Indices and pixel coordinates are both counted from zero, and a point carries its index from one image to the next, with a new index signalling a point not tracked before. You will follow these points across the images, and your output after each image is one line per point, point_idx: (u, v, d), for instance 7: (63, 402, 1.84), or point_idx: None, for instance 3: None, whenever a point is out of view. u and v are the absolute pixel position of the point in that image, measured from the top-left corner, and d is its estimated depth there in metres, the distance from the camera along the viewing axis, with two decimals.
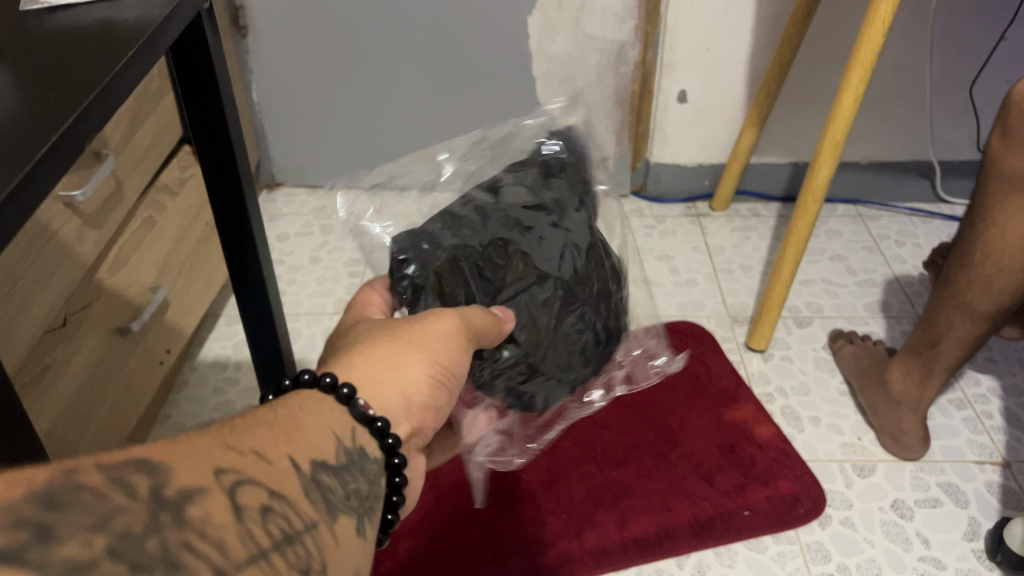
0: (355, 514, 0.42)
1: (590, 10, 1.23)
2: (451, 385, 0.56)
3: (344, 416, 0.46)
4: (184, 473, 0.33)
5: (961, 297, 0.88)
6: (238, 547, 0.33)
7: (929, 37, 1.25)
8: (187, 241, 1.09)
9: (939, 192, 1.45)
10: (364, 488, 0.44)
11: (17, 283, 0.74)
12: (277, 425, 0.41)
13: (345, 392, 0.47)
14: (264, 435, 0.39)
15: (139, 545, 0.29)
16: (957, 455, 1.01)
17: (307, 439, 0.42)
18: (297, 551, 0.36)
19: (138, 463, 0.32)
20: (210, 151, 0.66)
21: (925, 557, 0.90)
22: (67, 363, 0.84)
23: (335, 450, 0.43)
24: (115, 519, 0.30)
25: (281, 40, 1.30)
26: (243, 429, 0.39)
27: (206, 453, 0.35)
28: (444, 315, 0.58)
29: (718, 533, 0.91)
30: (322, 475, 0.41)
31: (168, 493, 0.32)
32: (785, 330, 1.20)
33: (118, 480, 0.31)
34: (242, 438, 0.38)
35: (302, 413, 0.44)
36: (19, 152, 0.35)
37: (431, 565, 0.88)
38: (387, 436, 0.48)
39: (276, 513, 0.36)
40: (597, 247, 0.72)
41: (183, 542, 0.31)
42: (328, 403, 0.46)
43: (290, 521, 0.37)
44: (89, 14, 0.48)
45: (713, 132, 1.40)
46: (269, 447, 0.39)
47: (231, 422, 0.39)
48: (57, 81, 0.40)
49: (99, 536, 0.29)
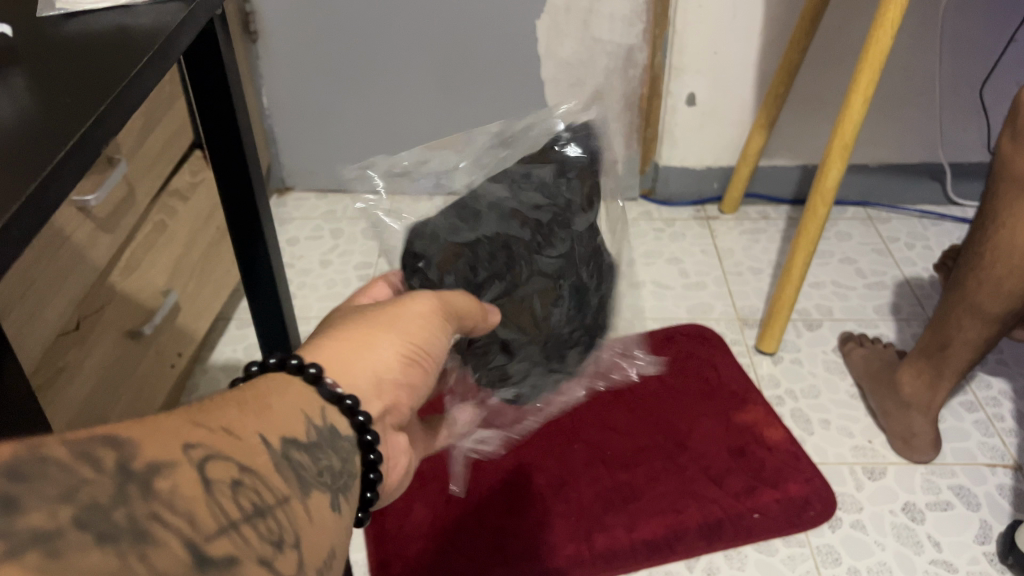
0: (332, 490, 0.40)
1: (598, 14, 1.24)
2: (428, 360, 0.55)
3: (313, 396, 0.44)
4: (150, 447, 0.31)
5: (971, 298, 0.88)
6: (206, 518, 0.30)
7: (939, 39, 1.25)
8: (197, 245, 1.10)
9: (950, 194, 1.45)
10: (338, 464, 0.42)
11: (32, 286, 0.75)
12: (245, 403, 0.38)
13: (313, 369, 0.45)
14: (234, 413, 0.36)
15: (106, 516, 0.27)
16: (969, 458, 1.01)
17: (275, 417, 0.39)
18: (269, 524, 0.33)
19: (105, 439, 0.29)
20: (222, 157, 0.67)
21: (936, 560, 0.89)
22: (80, 365, 0.85)
23: (305, 428, 0.40)
24: (81, 490, 0.27)
25: (291, 46, 1.31)
26: (210, 407, 0.36)
27: (173, 428, 0.33)
28: (417, 300, 0.58)
29: (728, 536, 0.91)
30: (293, 451, 0.38)
31: (136, 466, 0.29)
32: (795, 333, 1.20)
33: (84, 454, 0.28)
34: (211, 413, 0.35)
35: (269, 394, 0.41)
36: (37, 157, 0.36)
37: (440, 566, 0.88)
38: (359, 413, 0.46)
39: (247, 486, 0.33)
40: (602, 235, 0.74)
41: (151, 514, 0.28)
42: (293, 381, 0.44)
43: (262, 494, 0.34)
44: (103, 20, 0.48)
45: (722, 135, 1.40)
46: (238, 423, 0.36)
47: (200, 402, 0.36)
48: (73, 86, 0.41)
49: (65, 506, 0.26)
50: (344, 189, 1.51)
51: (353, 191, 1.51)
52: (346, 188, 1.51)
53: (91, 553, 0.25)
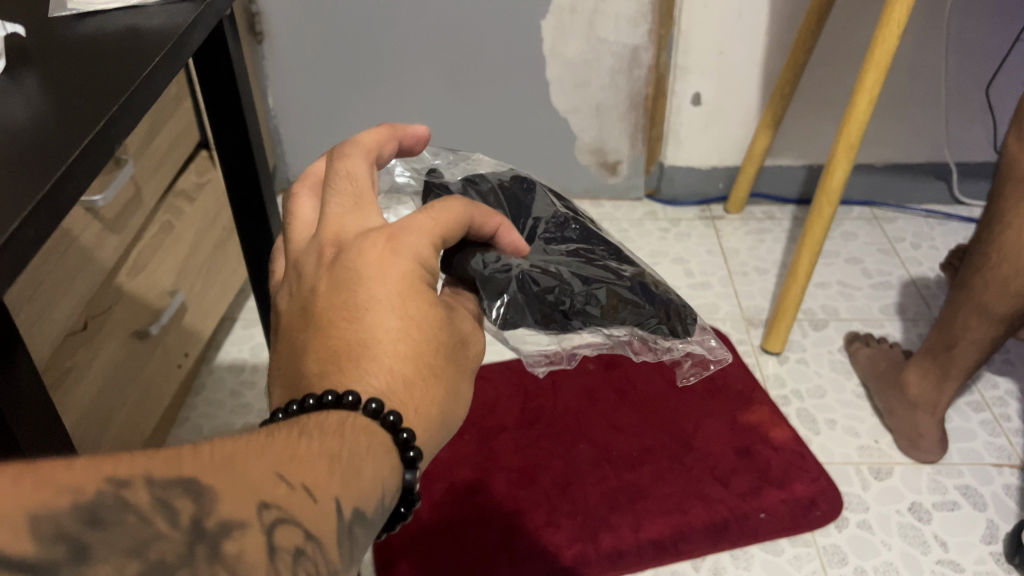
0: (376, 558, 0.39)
1: (603, 13, 1.24)
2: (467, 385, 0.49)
3: (393, 460, 0.39)
4: (229, 503, 0.32)
5: (978, 298, 0.88)
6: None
7: (944, 39, 1.25)
8: (204, 245, 1.10)
9: (955, 194, 1.45)
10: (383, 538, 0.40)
11: (41, 285, 0.75)
12: (335, 461, 0.36)
13: (393, 419, 0.39)
14: (320, 471, 0.35)
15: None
16: (975, 458, 1.01)
17: (359, 483, 0.37)
18: None
19: (184, 486, 0.32)
20: (230, 158, 0.67)
21: (943, 560, 0.89)
22: (89, 365, 0.85)
23: (376, 505, 0.38)
24: (152, 546, 0.30)
25: (296, 46, 1.31)
26: (302, 457, 0.35)
27: (253, 478, 0.33)
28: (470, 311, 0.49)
29: (734, 536, 0.91)
30: (358, 526, 0.37)
31: (208, 524, 0.31)
32: (801, 333, 1.19)
33: (162, 504, 0.31)
34: (299, 468, 0.34)
35: (356, 451, 0.37)
36: (51, 157, 0.36)
37: (446, 564, 0.88)
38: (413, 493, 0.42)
39: (307, 557, 0.34)
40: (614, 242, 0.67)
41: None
42: (375, 446, 0.38)
43: (317, 567, 0.34)
44: (115, 20, 0.48)
45: (727, 135, 1.40)
46: (322, 484, 0.35)
47: (291, 443, 0.35)
48: (86, 86, 0.41)
49: (133, 561, 0.29)
50: None
51: None
52: None
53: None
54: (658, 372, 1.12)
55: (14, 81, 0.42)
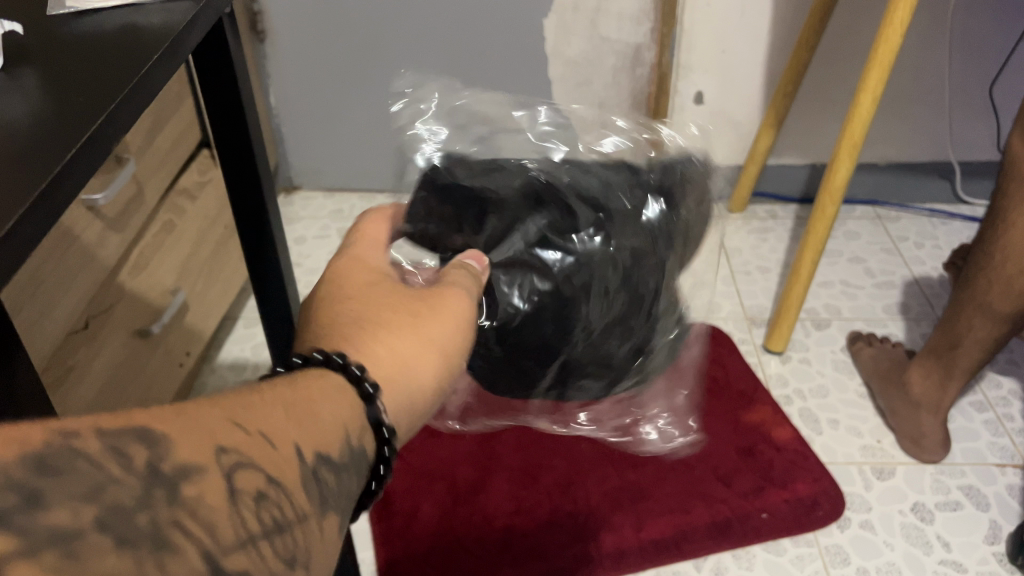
0: (346, 512, 0.36)
1: (606, 12, 1.23)
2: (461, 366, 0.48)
3: (358, 416, 0.38)
4: (185, 447, 0.28)
5: (981, 297, 0.88)
6: (228, 532, 0.28)
7: (948, 37, 1.24)
8: (205, 244, 1.10)
9: (959, 192, 1.44)
10: (355, 492, 0.37)
11: (41, 285, 0.75)
12: (287, 406, 0.34)
13: (370, 388, 0.38)
14: (275, 417, 0.33)
15: (129, 519, 0.25)
16: (978, 458, 1.00)
17: (315, 428, 0.35)
18: (287, 544, 0.30)
19: (138, 434, 0.28)
20: (230, 156, 0.67)
21: (945, 560, 0.89)
22: (89, 364, 0.85)
23: (341, 449, 0.35)
24: (110, 488, 0.25)
25: (298, 45, 1.31)
26: (255, 404, 0.33)
27: (207, 425, 0.30)
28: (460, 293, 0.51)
29: (736, 536, 0.91)
30: (324, 471, 0.34)
31: (167, 468, 0.27)
32: (803, 332, 1.19)
33: (116, 448, 0.27)
34: (254, 415, 0.32)
35: (316, 399, 0.36)
36: (48, 155, 0.36)
37: (447, 565, 0.88)
38: (388, 447, 0.40)
39: (270, 501, 0.31)
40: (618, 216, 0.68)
41: (174, 521, 0.26)
42: (337, 393, 0.37)
43: (285, 511, 0.31)
44: (114, 18, 0.48)
45: (730, 134, 1.40)
46: (279, 431, 0.32)
47: (237, 393, 0.33)
48: (84, 85, 0.41)
49: (88, 506, 0.25)
50: (351, 188, 1.51)
51: (359, 190, 1.51)
52: (353, 187, 1.50)
53: (108, 557, 0.24)
54: None
55: (12, 80, 0.42)
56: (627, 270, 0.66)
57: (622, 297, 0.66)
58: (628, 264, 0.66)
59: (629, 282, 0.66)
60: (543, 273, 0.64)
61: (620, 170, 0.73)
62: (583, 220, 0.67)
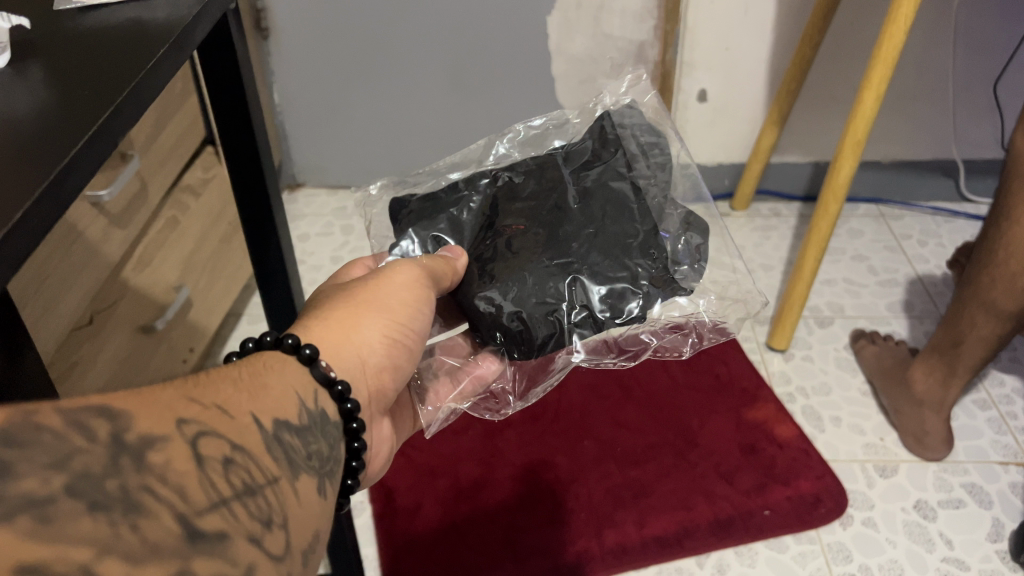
0: (316, 475, 0.41)
1: (609, 10, 1.23)
2: (410, 340, 0.56)
3: (306, 377, 0.45)
4: (145, 420, 0.32)
5: (985, 295, 0.88)
6: (198, 493, 0.31)
7: (952, 35, 1.24)
8: (209, 241, 1.10)
9: (963, 190, 1.44)
10: (325, 450, 0.43)
11: (46, 281, 0.75)
12: (240, 383, 0.40)
13: (309, 352, 0.45)
14: (227, 392, 0.38)
15: (98, 485, 0.28)
16: (981, 456, 1.00)
17: (271, 397, 0.40)
18: (258, 503, 0.34)
19: (100, 412, 0.31)
20: (235, 153, 0.67)
21: (948, 558, 0.89)
22: (93, 360, 0.85)
23: (297, 410, 0.42)
24: (76, 459, 0.28)
25: (301, 42, 1.32)
26: (206, 384, 0.38)
27: (167, 403, 0.34)
28: (403, 268, 0.58)
29: (738, 533, 0.91)
30: (285, 433, 0.39)
31: (130, 438, 0.31)
32: (806, 330, 1.19)
33: (78, 423, 0.30)
34: (205, 392, 0.37)
35: (267, 373, 0.43)
36: (56, 147, 0.36)
37: (450, 561, 0.88)
38: (348, 400, 0.47)
39: (238, 465, 0.34)
40: (599, 195, 0.70)
41: (143, 485, 0.29)
42: (288, 363, 0.45)
43: (252, 475, 0.35)
44: (119, 13, 0.49)
45: (733, 132, 1.40)
46: (233, 402, 0.38)
47: (196, 377, 0.38)
48: (90, 80, 0.41)
49: (57, 474, 0.27)
50: (354, 184, 1.51)
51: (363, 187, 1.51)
52: (356, 184, 1.50)
53: (82, 520, 0.27)
54: (662, 369, 1.12)
55: (19, 74, 0.42)
56: (617, 246, 0.68)
57: (617, 270, 0.67)
58: (617, 240, 0.68)
59: (622, 257, 0.68)
60: (537, 257, 0.66)
61: (607, 147, 0.74)
62: (570, 200, 0.70)
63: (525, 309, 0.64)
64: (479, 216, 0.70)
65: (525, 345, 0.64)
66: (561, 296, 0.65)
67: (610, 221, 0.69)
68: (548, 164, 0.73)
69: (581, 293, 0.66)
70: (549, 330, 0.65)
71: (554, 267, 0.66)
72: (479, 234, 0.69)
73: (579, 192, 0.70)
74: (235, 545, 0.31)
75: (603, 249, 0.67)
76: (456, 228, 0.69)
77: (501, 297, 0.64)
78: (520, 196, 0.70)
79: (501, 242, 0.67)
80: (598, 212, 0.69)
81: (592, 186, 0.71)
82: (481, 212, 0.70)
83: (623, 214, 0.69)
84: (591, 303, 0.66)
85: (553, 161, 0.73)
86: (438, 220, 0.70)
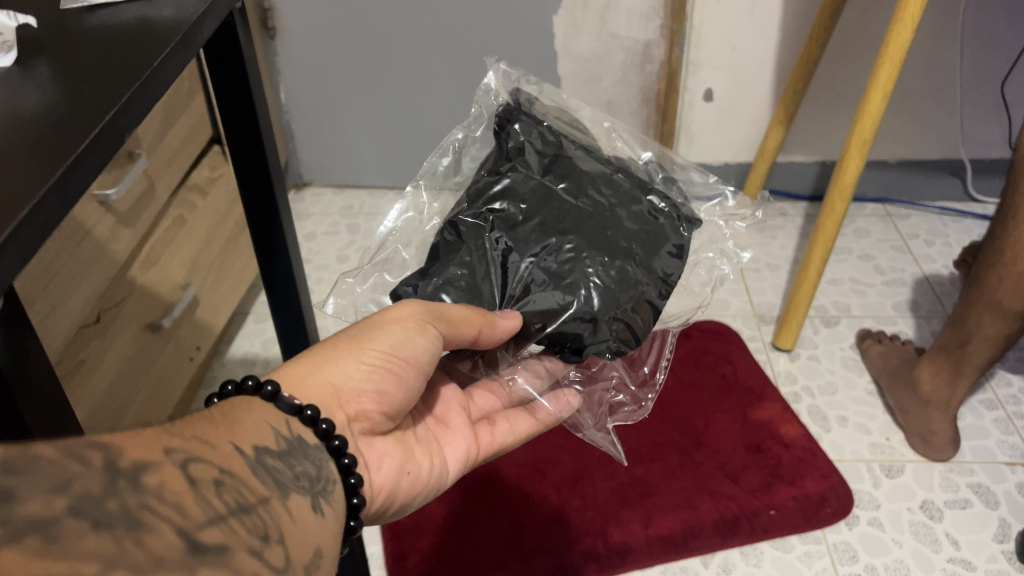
0: (309, 494, 0.41)
1: (615, 9, 1.23)
2: (398, 367, 0.54)
3: (273, 411, 0.45)
4: (135, 449, 0.32)
5: (992, 296, 0.88)
6: (195, 510, 0.31)
7: (959, 34, 1.24)
8: (216, 240, 1.11)
9: (970, 190, 1.43)
10: (312, 471, 0.43)
11: (54, 279, 0.76)
12: (214, 419, 0.41)
13: (270, 387, 0.46)
14: (205, 427, 0.39)
15: (99, 505, 0.28)
16: (987, 456, 1.00)
17: (245, 429, 0.41)
18: (254, 520, 0.34)
19: (91, 442, 0.30)
20: (241, 152, 0.67)
21: (954, 558, 0.89)
22: (101, 358, 0.86)
23: (274, 438, 0.42)
24: (75, 483, 0.28)
25: (308, 43, 1.32)
26: (184, 423, 0.39)
27: (150, 436, 0.34)
28: (394, 308, 0.56)
29: (744, 533, 0.91)
30: (267, 458, 0.40)
31: (123, 464, 0.30)
32: (812, 329, 1.19)
33: (72, 452, 0.29)
34: (183, 428, 0.37)
35: (237, 411, 0.43)
36: (61, 146, 0.36)
37: (456, 559, 0.88)
38: (320, 421, 0.47)
39: (229, 486, 0.35)
40: (582, 177, 0.67)
41: (142, 504, 0.29)
42: (253, 403, 0.45)
43: (244, 494, 0.35)
44: (126, 12, 0.49)
45: (739, 132, 1.39)
46: (211, 434, 0.38)
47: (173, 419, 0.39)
48: (95, 78, 0.41)
49: (60, 497, 0.27)
50: (360, 184, 1.51)
51: (369, 187, 1.51)
52: (362, 183, 1.51)
53: (88, 537, 0.26)
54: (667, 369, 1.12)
55: (26, 73, 0.43)
56: (642, 222, 0.66)
57: (649, 234, 0.66)
58: (629, 209, 0.66)
59: (644, 223, 0.66)
60: (585, 260, 0.62)
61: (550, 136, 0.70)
62: (558, 189, 0.66)
63: (606, 311, 0.61)
64: (490, 255, 0.63)
65: (630, 346, 0.62)
66: (621, 278, 0.62)
67: (616, 198, 0.67)
68: (520, 169, 0.68)
69: (645, 269, 0.64)
70: (641, 319, 0.62)
71: (602, 260, 0.62)
72: (502, 272, 0.63)
73: (567, 186, 0.67)
74: (238, 557, 0.31)
75: (626, 223, 0.66)
76: (473, 287, 0.63)
77: (577, 316, 0.61)
78: (518, 212, 0.65)
79: (529, 256, 0.63)
80: (597, 193, 0.67)
81: (571, 175, 0.67)
82: (491, 255, 0.63)
83: (614, 189, 0.67)
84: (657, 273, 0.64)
85: (521, 166, 0.68)
86: (460, 286, 0.63)
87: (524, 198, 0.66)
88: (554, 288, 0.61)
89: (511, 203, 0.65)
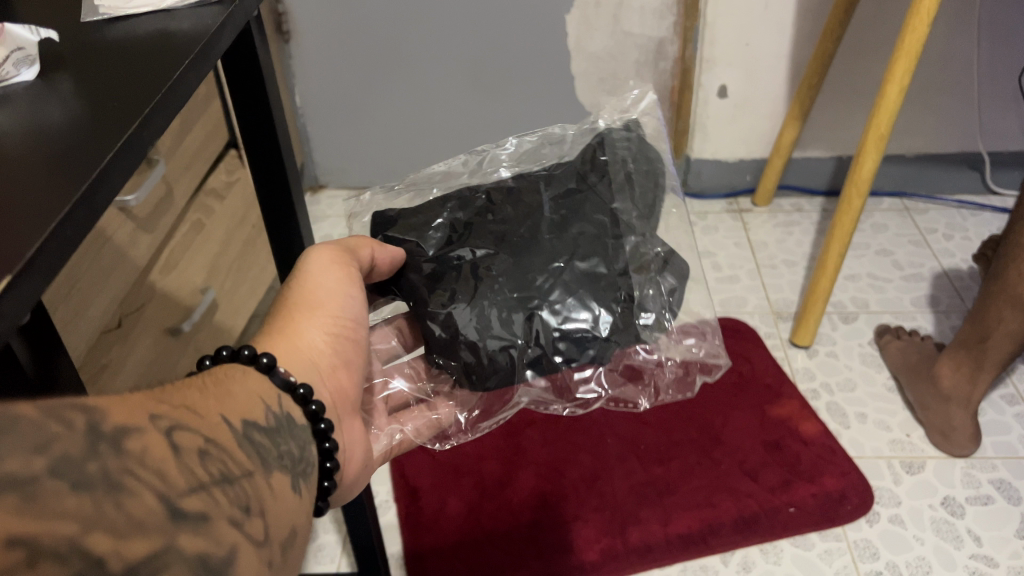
0: (290, 474, 0.41)
1: (628, 8, 1.24)
2: (353, 331, 0.56)
3: (267, 383, 0.45)
4: (120, 412, 0.32)
5: (1012, 290, 0.87)
6: (178, 477, 0.31)
7: (976, 25, 1.23)
8: (233, 244, 1.12)
9: (989, 183, 1.42)
10: (296, 451, 0.43)
11: (76, 286, 0.76)
12: (205, 389, 0.40)
13: (266, 360, 0.46)
14: (194, 396, 0.38)
15: (80, 467, 0.28)
16: (1010, 452, 0.99)
17: (236, 401, 0.41)
18: (236, 491, 0.34)
19: (75, 404, 0.30)
20: (259, 159, 0.67)
21: (976, 555, 0.88)
22: (123, 361, 0.87)
23: (264, 413, 0.42)
24: (56, 443, 0.28)
25: (321, 45, 1.33)
26: (174, 390, 0.38)
27: (141, 402, 0.34)
28: (314, 259, 0.57)
29: (763, 530, 0.91)
30: (256, 433, 0.40)
31: (107, 427, 0.30)
32: (830, 326, 1.18)
33: (54, 413, 0.29)
34: (172, 396, 0.37)
35: (230, 380, 0.43)
36: (87, 158, 0.37)
37: (479, 562, 0.88)
38: (312, 402, 0.47)
39: (213, 456, 0.34)
40: (571, 220, 0.66)
41: (124, 468, 0.29)
42: (248, 371, 0.45)
43: (228, 466, 0.35)
44: (146, 23, 0.49)
45: (756, 128, 1.39)
46: (200, 405, 0.38)
47: (162, 384, 0.38)
48: (119, 92, 0.42)
49: (40, 457, 0.27)
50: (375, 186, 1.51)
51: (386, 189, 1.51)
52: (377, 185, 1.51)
53: (67, 498, 0.26)
54: None
55: (50, 88, 0.43)
56: (586, 279, 0.63)
57: (579, 297, 0.62)
58: (588, 276, 0.63)
59: (594, 300, 0.62)
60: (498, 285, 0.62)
61: (592, 173, 0.69)
62: (544, 226, 0.65)
63: (471, 339, 0.60)
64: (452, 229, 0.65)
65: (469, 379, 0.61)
66: (508, 323, 0.60)
67: (580, 245, 0.64)
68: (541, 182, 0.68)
69: (536, 325, 0.61)
70: (498, 370, 0.60)
71: (516, 295, 0.61)
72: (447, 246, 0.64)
73: (556, 219, 0.66)
74: (217, 528, 0.31)
75: (574, 275, 0.63)
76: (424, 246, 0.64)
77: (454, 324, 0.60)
78: (499, 213, 0.66)
79: (468, 267, 0.62)
80: (602, 241, 0.65)
81: (566, 222, 0.65)
82: (456, 227, 0.65)
83: (595, 248, 0.64)
84: (547, 344, 0.61)
85: (547, 180, 0.69)
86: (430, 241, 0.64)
87: (511, 210, 0.66)
88: (450, 293, 0.61)
89: (490, 207, 0.67)
